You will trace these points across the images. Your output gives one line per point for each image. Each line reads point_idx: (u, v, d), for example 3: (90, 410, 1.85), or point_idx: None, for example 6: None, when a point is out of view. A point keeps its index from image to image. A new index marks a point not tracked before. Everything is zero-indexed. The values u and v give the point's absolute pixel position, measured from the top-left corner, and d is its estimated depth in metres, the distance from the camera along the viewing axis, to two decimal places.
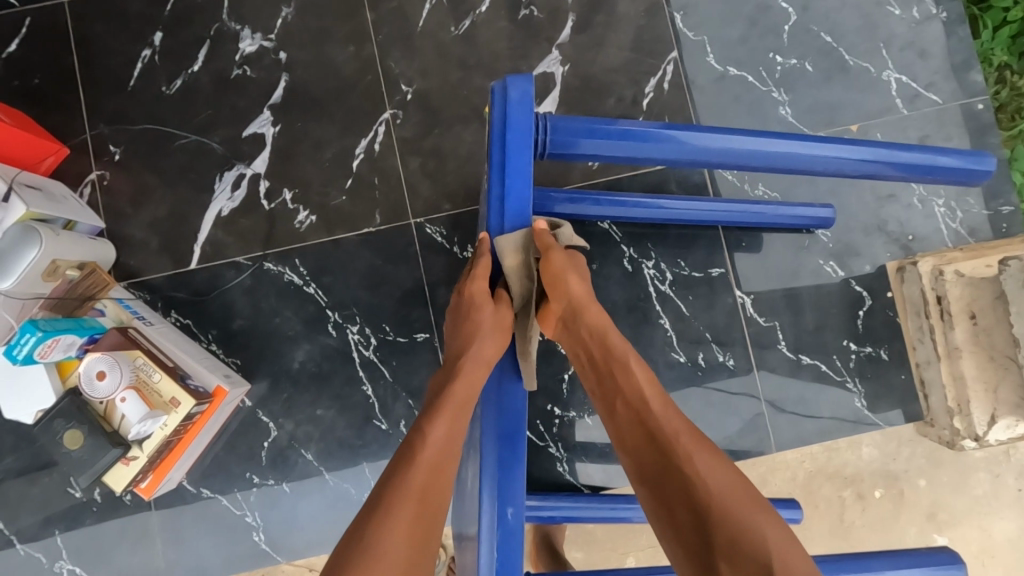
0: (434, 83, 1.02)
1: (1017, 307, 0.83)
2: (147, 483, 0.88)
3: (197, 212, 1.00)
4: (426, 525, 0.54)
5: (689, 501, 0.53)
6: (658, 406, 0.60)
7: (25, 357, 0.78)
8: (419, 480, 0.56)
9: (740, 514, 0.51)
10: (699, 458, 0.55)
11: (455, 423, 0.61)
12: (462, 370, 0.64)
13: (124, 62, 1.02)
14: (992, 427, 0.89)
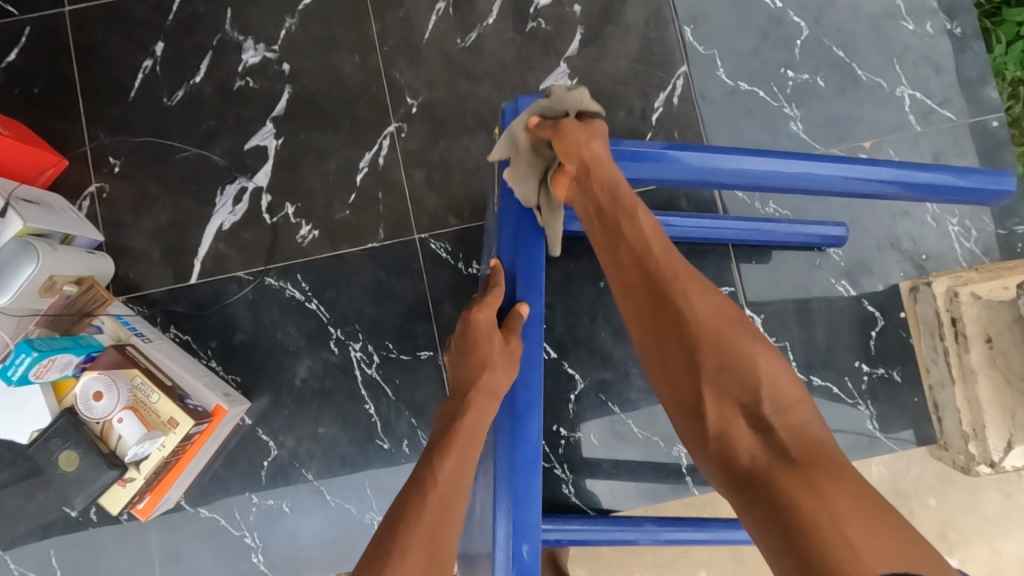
0: (440, 96, 1.00)
1: None
2: (144, 504, 0.86)
3: (198, 226, 0.99)
4: (439, 567, 0.52)
5: (684, 347, 0.54)
6: (653, 250, 0.59)
7: (20, 378, 0.76)
8: (430, 523, 0.54)
9: (732, 343, 0.53)
10: (693, 294, 0.56)
11: (463, 456, 0.59)
12: (468, 402, 0.63)
13: (125, 72, 1.01)
14: (1009, 453, 0.87)
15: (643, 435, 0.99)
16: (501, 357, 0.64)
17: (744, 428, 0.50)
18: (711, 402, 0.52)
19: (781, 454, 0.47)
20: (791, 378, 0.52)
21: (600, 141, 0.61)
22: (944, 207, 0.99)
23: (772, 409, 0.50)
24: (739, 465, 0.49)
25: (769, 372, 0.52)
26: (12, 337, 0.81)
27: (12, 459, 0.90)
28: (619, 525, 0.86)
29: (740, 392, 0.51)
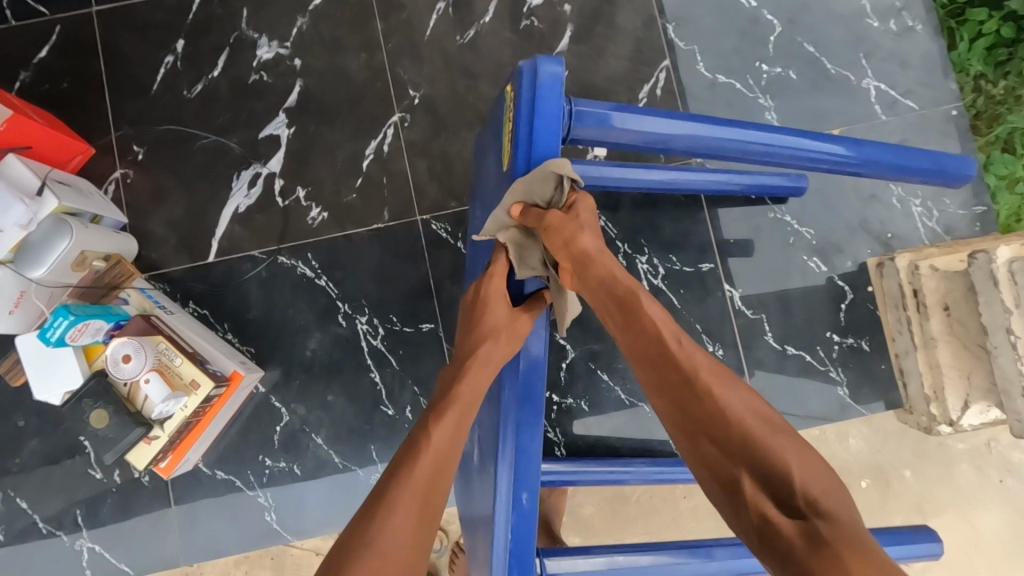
0: (441, 89, 1.08)
1: (985, 298, 0.85)
2: (167, 462, 0.93)
3: (215, 209, 1.06)
4: (427, 521, 0.57)
5: (717, 441, 0.56)
6: (682, 343, 0.63)
7: (57, 340, 0.83)
8: (422, 480, 0.59)
9: (763, 435, 0.54)
10: (723, 387, 0.59)
11: (458, 422, 0.65)
12: (468, 370, 0.67)
13: (148, 68, 1.07)
14: (966, 413, 0.94)
15: (631, 401, 1.06)
16: (501, 333, 0.68)
17: (778, 510, 0.50)
18: (747, 489, 0.52)
19: (809, 533, 0.47)
20: (828, 473, 0.52)
21: (588, 231, 0.67)
22: (907, 190, 1.07)
23: (807, 500, 0.50)
24: (772, 540, 0.48)
25: (804, 468, 0.52)
26: (50, 305, 0.93)
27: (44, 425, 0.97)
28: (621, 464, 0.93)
29: (772, 479, 0.52)
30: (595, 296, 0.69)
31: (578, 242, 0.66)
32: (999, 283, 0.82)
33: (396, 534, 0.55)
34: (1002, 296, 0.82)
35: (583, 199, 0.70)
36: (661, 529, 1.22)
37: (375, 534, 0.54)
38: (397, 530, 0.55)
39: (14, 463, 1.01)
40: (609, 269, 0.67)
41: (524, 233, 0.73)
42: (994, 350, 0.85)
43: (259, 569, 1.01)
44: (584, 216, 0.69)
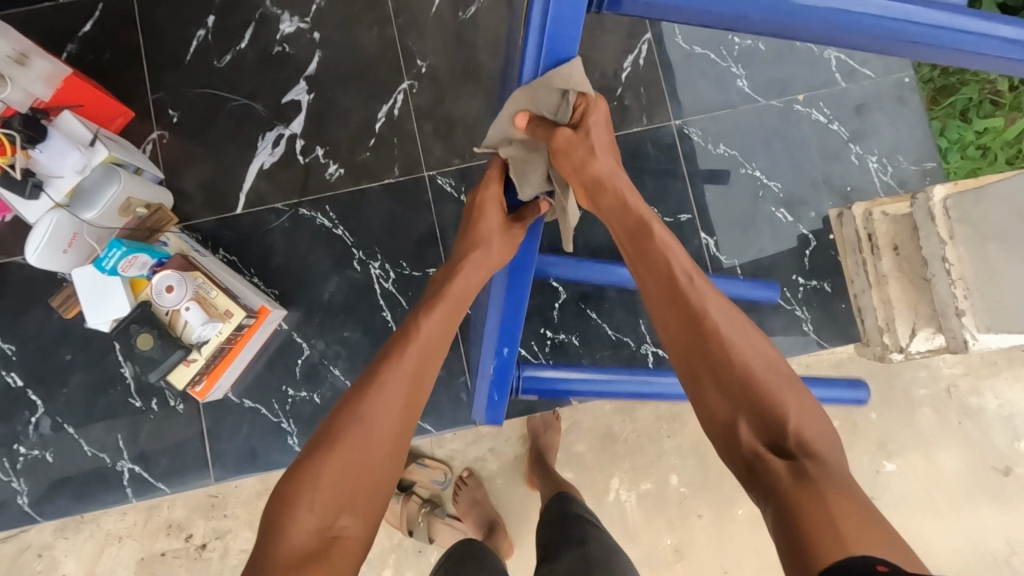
0: (446, 59, 1.20)
1: (926, 233, 0.99)
2: (201, 387, 1.03)
3: (242, 166, 1.17)
4: (411, 399, 0.70)
5: (723, 383, 0.62)
6: (699, 289, 0.68)
7: (111, 269, 0.96)
8: (411, 367, 0.71)
9: (765, 380, 0.61)
10: (734, 334, 0.64)
11: (445, 321, 0.76)
12: (459, 272, 0.79)
13: (181, 40, 1.19)
14: (913, 339, 1.06)
15: (616, 337, 1.18)
16: (494, 244, 0.80)
17: (768, 449, 0.58)
18: (744, 428, 0.60)
19: (798, 470, 0.55)
20: (818, 419, 0.60)
21: (593, 155, 0.72)
22: (865, 149, 1.20)
23: (797, 441, 0.58)
24: (762, 472, 0.57)
25: (797, 412, 0.60)
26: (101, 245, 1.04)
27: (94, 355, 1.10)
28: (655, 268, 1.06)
29: (766, 420, 0.59)
30: (619, 224, 0.75)
31: (589, 168, 0.72)
32: (936, 219, 0.97)
33: (383, 411, 0.67)
34: (938, 228, 0.97)
35: (594, 113, 0.74)
36: (646, 466, 1.34)
37: (365, 409, 0.67)
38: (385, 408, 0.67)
39: (60, 392, 1.12)
40: (626, 200, 0.75)
41: (532, 145, 0.76)
42: (935, 276, 0.99)
43: None
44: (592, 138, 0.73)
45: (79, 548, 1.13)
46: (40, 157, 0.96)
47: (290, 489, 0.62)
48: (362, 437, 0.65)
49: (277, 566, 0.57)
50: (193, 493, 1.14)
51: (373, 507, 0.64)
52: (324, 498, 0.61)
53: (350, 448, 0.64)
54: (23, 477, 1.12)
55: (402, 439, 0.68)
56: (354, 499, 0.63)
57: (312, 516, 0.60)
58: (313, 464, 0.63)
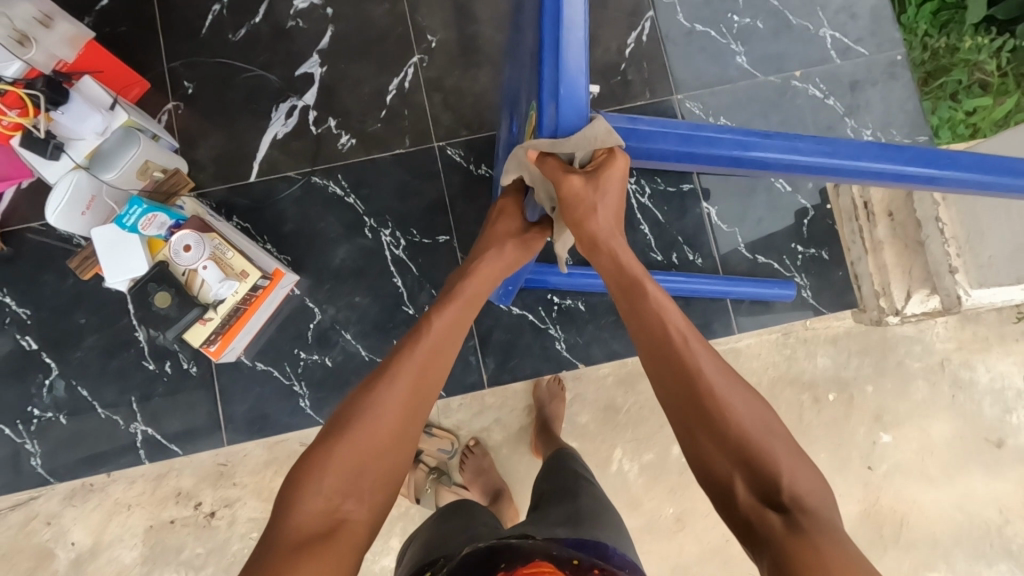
0: (456, 33, 1.23)
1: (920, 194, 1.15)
2: (216, 346, 1.06)
3: (256, 135, 1.20)
4: (421, 399, 0.66)
5: (717, 438, 0.61)
6: (691, 344, 0.66)
7: (131, 226, 0.99)
8: (422, 360, 0.68)
9: (759, 436, 0.60)
10: (726, 389, 0.63)
11: (459, 315, 0.74)
12: (477, 270, 0.80)
13: (197, 14, 1.22)
14: (908, 301, 1.16)
15: None
16: (509, 244, 0.82)
17: (766, 505, 0.56)
18: (738, 486, 0.58)
19: (793, 523, 0.54)
20: (814, 473, 0.58)
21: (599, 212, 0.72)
22: (859, 122, 1.25)
23: (792, 496, 0.56)
24: (759, 533, 0.55)
25: (792, 466, 0.58)
26: (120, 206, 1.07)
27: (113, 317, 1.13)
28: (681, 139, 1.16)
29: (762, 474, 0.58)
30: (610, 284, 0.74)
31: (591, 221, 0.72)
32: None
33: (393, 401, 0.64)
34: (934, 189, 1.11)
35: (603, 166, 0.70)
36: (650, 436, 1.30)
37: (374, 400, 0.64)
38: (395, 398, 0.64)
39: (74, 355, 1.15)
40: (617, 255, 0.74)
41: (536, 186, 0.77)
42: (927, 237, 1.15)
43: (287, 467, 1.15)
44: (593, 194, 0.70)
45: (86, 516, 1.14)
46: (63, 120, 0.98)
47: (298, 475, 0.60)
48: (370, 427, 0.62)
49: (281, 549, 0.54)
50: (201, 460, 1.15)
51: (380, 495, 0.61)
52: (334, 481, 0.59)
53: (358, 437, 0.61)
54: (37, 438, 1.14)
55: (410, 432, 0.64)
56: (364, 486, 0.60)
57: (320, 499, 0.58)
58: (321, 450, 0.61)
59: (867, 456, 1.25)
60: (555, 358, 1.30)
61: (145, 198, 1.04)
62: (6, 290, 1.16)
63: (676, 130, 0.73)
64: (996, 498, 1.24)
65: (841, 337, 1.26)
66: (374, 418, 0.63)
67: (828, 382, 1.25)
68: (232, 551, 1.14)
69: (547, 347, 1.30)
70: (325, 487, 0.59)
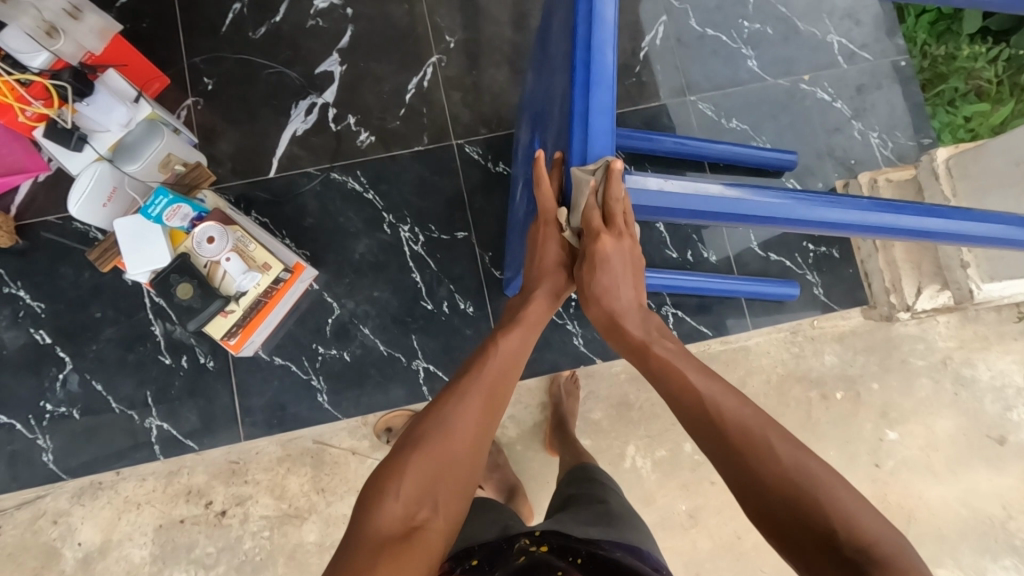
0: (474, 34, 1.26)
1: (929, 192, 1.14)
2: (236, 339, 1.06)
3: (276, 131, 1.21)
4: (488, 414, 0.67)
5: (757, 486, 0.58)
6: (724, 401, 0.64)
7: (156, 217, 0.99)
8: (491, 379, 0.70)
9: (807, 481, 0.57)
10: (770, 438, 0.60)
11: (523, 339, 0.75)
12: (536, 298, 0.78)
13: (218, 11, 1.23)
14: (919, 297, 1.21)
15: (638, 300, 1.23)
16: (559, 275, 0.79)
17: (828, 562, 0.52)
18: (792, 542, 0.55)
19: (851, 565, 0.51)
20: (879, 515, 0.54)
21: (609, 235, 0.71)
22: (866, 125, 1.28)
23: (854, 541, 0.52)
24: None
25: (852, 513, 0.54)
26: (142, 197, 1.08)
27: (136, 309, 1.16)
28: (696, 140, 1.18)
29: (813, 524, 0.54)
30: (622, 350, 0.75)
31: (612, 294, 0.75)
32: (939, 177, 1.11)
33: (464, 415, 0.65)
34: (942, 185, 1.10)
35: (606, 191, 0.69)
36: (662, 433, 1.31)
37: (449, 417, 0.65)
38: (465, 415, 0.65)
39: (90, 349, 1.14)
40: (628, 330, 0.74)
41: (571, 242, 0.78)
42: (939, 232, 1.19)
43: (300, 465, 1.14)
44: (611, 244, 0.71)
45: (95, 514, 1.12)
46: (87, 112, 0.98)
47: (378, 479, 0.61)
48: (445, 435, 0.64)
49: (361, 551, 0.55)
50: (214, 457, 1.14)
51: (453, 505, 0.61)
52: (411, 487, 0.60)
53: (431, 444, 0.63)
54: (49, 433, 1.13)
55: (480, 448, 0.65)
56: (436, 493, 0.61)
57: (398, 504, 0.59)
58: (400, 462, 0.62)
59: (874, 453, 1.27)
60: (571, 353, 1.31)
61: (168, 190, 1.05)
62: (20, 283, 1.16)
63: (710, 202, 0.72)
64: (998, 493, 1.27)
65: (847, 335, 1.29)
66: (449, 433, 0.64)
67: (836, 380, 1.28)
68: (244, 549, 1.12)
69: (565, 342, 1.31)
70: (401, 489, 0.60)
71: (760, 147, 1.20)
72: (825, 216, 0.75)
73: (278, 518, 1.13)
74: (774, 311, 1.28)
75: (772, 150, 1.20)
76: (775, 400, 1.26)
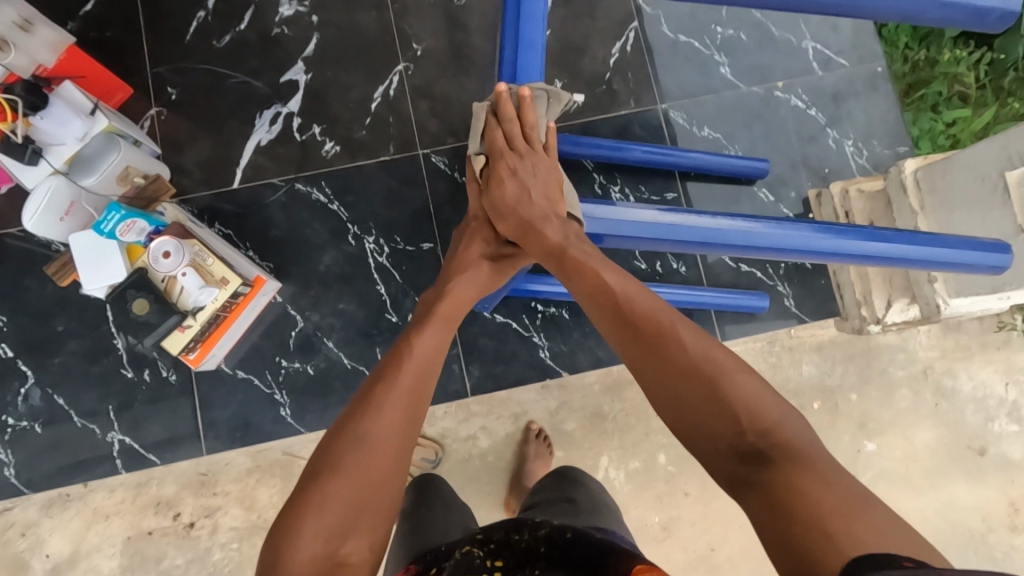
0: (441, 41, 1.24)
1: (898, 205, 1.12)
2: (196, 354, 1.04)
3: (241, 141, 1.20)
4: (409, 418, 0.65)
5: (665, 365, 0.62)
6: (634, 294, 0.69)
7: (110, 232, 0.98)
8: (411, 383, 0.67)
9: (718, 369, 0.60)
10: (679, 329, 0.64)
11: (442, 335, 0.73)
12: (453, 290, 0.79)
13: (182, 20, 1.22)
14: (889, 311, 1.19)
15: None
16: (483, 266, 0.82)
17: (734, 452, 0.57)
18: (703, 422, 0.59)
19: (753, 453, 0.55)
20: (779, 400, 0.58)
21: (513, 168, 0.79)
22: (841, 133, 1.26)
23: (756, 429, 0.56)
24: (738, 483, 0.55)
25: (755, 400, 0.58)
26: (98, 211, 1.07)
27: (98, 322, 1.15)
28: (667, 150, 1.15)
29: (722, 411, 0.58)
30: (541, 253, 0.77)
31: (524, 201, 0.79)
32: (907, 190, 1.09)
33: (384, 426, 0.63)
34: (911, 199, 1.08)
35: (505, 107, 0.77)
36: (636, 444, 1.29)
37: (364, 429, 0.62)
38: (384, 424, 0.63)
39: (53, 362, 1.14)
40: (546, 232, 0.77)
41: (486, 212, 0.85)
42: None
43: (270, 476, 1.13)
44: (513, 160, 0.79)
45: (63, 526, 1.11)
46: (42, 125, 0.97)
47: (292, 515, 0.58)
48: (366, 453, 0.61)
49: None
50: (181, 469, 1.13)
51: (377, 527, 0.59)
52: (331, 520, 0.57)
53: (353, 467, 0.60)
54: (13, 447, 1.12)
55: (403, 455, 0.63)
56: (359, 521, 0.58)
57: (315, 541, 0.56)
58: (314, 485, 0.59)
59: (852, 465, 1.25)
60: (540, 365, 1.29)
61: (124, 205, 1.03)
62: None
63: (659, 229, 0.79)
64: (979, 505, 1.25)
65: (825, 345, 1.27)
66: (365, 443, 0.61)
67: (813, 391, 1.26)
68: (212, 560, 1.12)
69: (533, 355, 1.30)
70: (320, 528, 0.56)
71: (731, 156, 1.18)
72: (759, 239, 0.80)
73: (246, 529, 1.13)
74: (748, 322, 1.26)
75: (745, 159, 1.18)
76: None
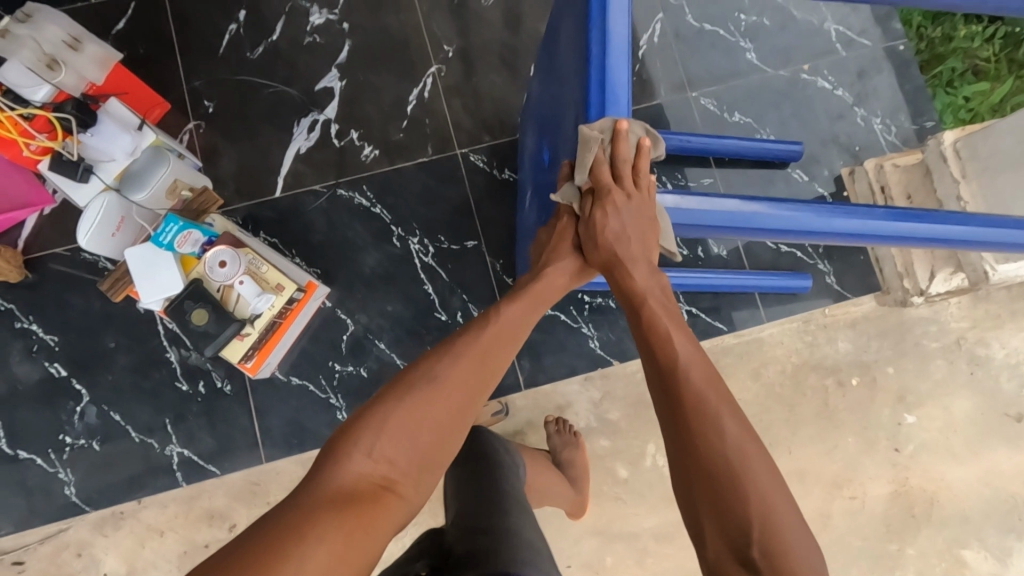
0: (471, 41, 1.25)
1: (938, 174, 1.14)
2: (252, 362, 1.05)
3: (280, 149, 1.21)
4: (479, 382, 0.65)
5: (690, 448, 0.56)
6: (690, 360, 0.63)
7: (168, 244, 0.99)
8: (487, 345, 0.67)
9: (743, 473, 0.54)
10: (721, 413, 0.57)
11: (527, 312, 0.75)
12: (546, 274, 0.79)
13: (215, 33, 1.23)
14: (932, 281, 1.21)
15: None
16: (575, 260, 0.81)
17: (735, 562, 0.51)
18: (709, 527, 0.53)
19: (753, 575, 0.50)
20: (798, 522, 0.52)
21: (620, 210, 0.76)
22: (869, 110, 1.28)
23: (762, 550, 0.50)
24: None
25: (773, 514, 0.52)
26: (150, 224, 1.08)
27: (149, 337, 1.15)
28: (703, 137, 1.17)
29: (732, 523, 0.52)
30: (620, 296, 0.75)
31: (622, 241, 0.76)
32: (947, 159, 1.11)
33: (455, 374, 0.63)
34: (951, 167, 1.11)
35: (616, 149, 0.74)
36: None
37: (437, 371, 0.63)
38: (457, 375, 0.63)
39: (104, 379, 1.14)
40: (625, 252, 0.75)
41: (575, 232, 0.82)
42: None
43: None
44: (619, 197, 0.76)
45: (119, 543, 1.11)
46: (92, 142, 0.98)
47: (355, 424, 0.59)
48: (435, 397, 0.61)
49: (315, 497, 0.52)
50: (236, 479, 1.13)
51: (422, 481, 0.58)
52: (386, 447, 0.57)
53: (421, 404, 0.60)
54: (70, 466, 1.12)
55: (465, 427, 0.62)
56: (408, 458, 0.58)
57: (368, 460, 0.56)
58: (377, 409, 0.60)
59: (894, 438, 1.27)
60: (588, 355, 1.30)
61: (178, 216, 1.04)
62: (34, 316, 1.15)
63: (740, 220, 0.77)
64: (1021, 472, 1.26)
65: (860, 321, 1.29)
66: (435, 388, 0.61)
67: (851, 367, 1.28)
68: None
69: (581, 345, 1.31)
70: (373, 447, 0.57)
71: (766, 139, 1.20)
72: (837, 227, 0.79)
73: None
74: (788, 302, 1.28)
75: (778, 141, 1.20)
76: (792, 392, 1.27)
